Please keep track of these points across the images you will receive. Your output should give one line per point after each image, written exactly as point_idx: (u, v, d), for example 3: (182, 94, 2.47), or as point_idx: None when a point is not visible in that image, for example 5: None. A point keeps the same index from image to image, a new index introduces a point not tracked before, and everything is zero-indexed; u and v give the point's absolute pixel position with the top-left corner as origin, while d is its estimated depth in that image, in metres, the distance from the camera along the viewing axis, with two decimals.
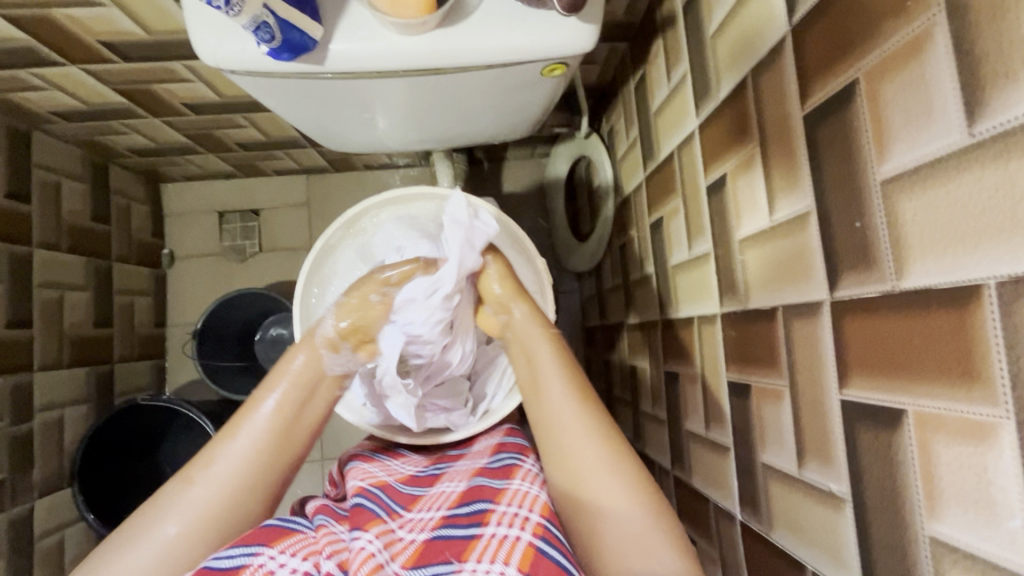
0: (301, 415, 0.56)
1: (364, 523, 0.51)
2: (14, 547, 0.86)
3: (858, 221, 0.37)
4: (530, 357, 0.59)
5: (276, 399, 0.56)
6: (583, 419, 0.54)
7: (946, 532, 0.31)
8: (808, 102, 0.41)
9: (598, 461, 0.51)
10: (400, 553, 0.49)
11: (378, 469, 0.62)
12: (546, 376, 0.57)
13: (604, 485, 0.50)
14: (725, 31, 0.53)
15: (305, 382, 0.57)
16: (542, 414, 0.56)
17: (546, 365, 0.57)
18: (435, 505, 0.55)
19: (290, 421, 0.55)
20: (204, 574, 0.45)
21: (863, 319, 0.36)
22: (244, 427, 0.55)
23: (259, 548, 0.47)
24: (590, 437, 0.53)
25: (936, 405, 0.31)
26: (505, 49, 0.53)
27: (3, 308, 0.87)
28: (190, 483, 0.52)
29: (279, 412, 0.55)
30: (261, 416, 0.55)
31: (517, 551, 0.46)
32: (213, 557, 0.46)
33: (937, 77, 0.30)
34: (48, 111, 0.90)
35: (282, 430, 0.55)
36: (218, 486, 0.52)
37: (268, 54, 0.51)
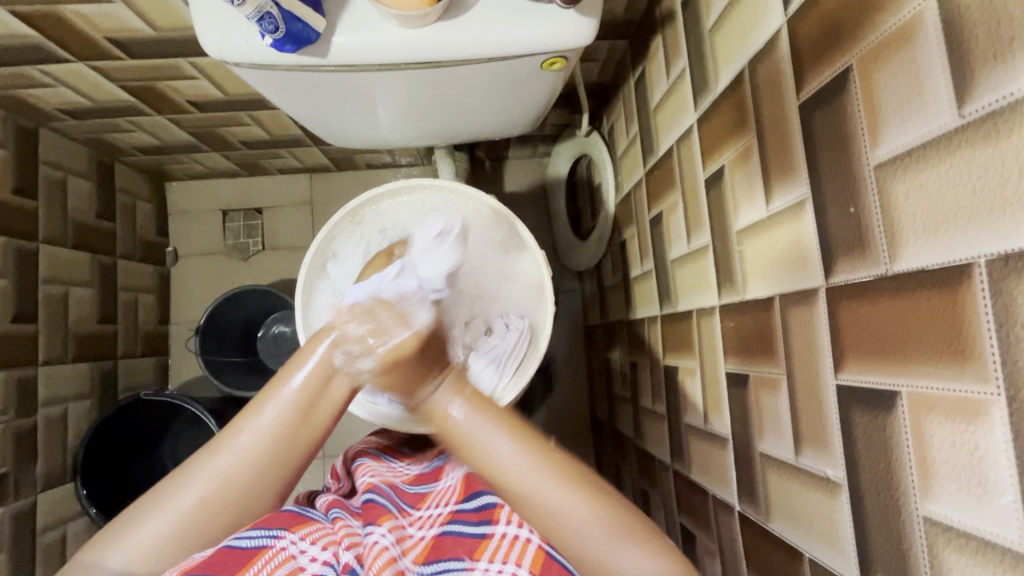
0: (324, 395, 0.53)
1: (376, 519, 0.50)
2: (16, 541, 0.86)
3: (852, 207, 0.37)
4: (445, 418, 0.52)
5: (302, 372, 0.53)
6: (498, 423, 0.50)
7: (940, 512, 0.32)
8: (804, 90, 0.42)
9: (540, 479, 0.47)
10: (411, 548, 0.49)
11: (385, 468, 0.62)
12: (466, 425, 0.51)
13: (537, 489, 0.47)
14: (723, 25, 0.54)
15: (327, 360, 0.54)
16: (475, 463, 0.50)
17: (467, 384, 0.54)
18: (443, 501, 0.55)
19: (312, 400, 0.52)
20: (226, 553, 0.44)
21: (858, 304, 0.37)
22: (269, 402, 0.52)
23: (281, 531, 0.47)
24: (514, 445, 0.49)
25: (929, 385, 0.32)
26: (505, 42, 0.53)
27: (8, 303, 0.88)
28: (210, 454, 0.50)
29: (304, 389, 0.52)
30: (287, 393, 0.52)
31: (528, 552, 0.46)
32: (232, 538, 0.46)
33: (929, 61, 0.31)
34: (55, 109, 0.91)
35: (307, 407, 0.52)
36: (239, 459, 0.50)
37: (272, 46, 0.52)
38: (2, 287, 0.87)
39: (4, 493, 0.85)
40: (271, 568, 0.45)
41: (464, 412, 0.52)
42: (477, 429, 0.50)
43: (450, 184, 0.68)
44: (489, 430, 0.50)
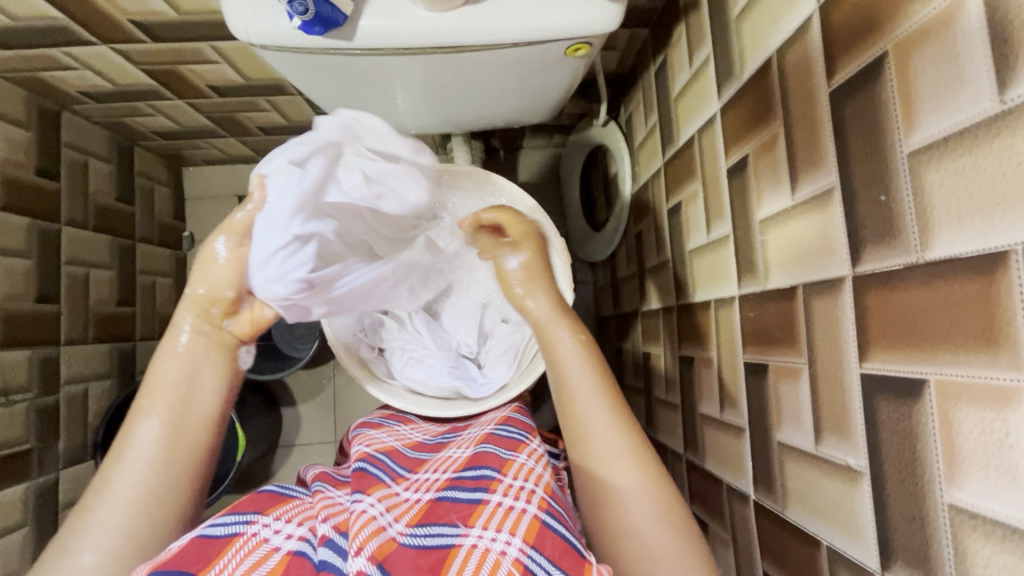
0: (190, 408, 0.54)
1: (366, 488, 0.51)
2: (39, 514, 0.88)
3: (883, 195, 0.37)
4: (559, 360, 0.58)
5: (158, 406, 0.53)
6: (617, 436, 0.52)
7: (967, 499, 0.32)
8: (836, 76, 0.41)
9: (627, 470, 0.50)
10: (404, 514, 0.50)
11: (385, 435, 0.63)
12: (575, 383, 0.56)
13: (621, 473, 0.50)
14: (751, 12, 0.53)
15: (182, 376, 0.54)
16: (575, 424, 0.54)
17: (579, 376, 0.56)
18: (441, 468, 0.57)
19: (179, 422, 0.53)
20: (198, 543, 0.44)
21: (886, 294, 0.37)
22: (130, 451, 0.51)
23: (253, 517, 0.47)
24: (629, 470, 0.50)
25: (961, 373, 0.32)
26: (530, 26, 0.54)
27: (33, 282, 0.89)
28: (92, 509, 0.48)
29: (169, 402, 0.53)
30: (145, 435, 0.51)
31: (523, 522, 0.47)
32: (206, 526, 0.46)
33: (970, 48, 0.30)
34: (77, 92, 0.92)
35: (177, 430, 0.52)
36: (123, 505, 0.48)
37: (300, 29, 0.52)
38: (26, 267, 0.88)
39: (29, 468, 0.87)
40: (243, 552, 0.44)
41: (577, 370, 0.57)
42: (588, 395, 0.55)
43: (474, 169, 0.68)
44: (601, 408, 0.54)
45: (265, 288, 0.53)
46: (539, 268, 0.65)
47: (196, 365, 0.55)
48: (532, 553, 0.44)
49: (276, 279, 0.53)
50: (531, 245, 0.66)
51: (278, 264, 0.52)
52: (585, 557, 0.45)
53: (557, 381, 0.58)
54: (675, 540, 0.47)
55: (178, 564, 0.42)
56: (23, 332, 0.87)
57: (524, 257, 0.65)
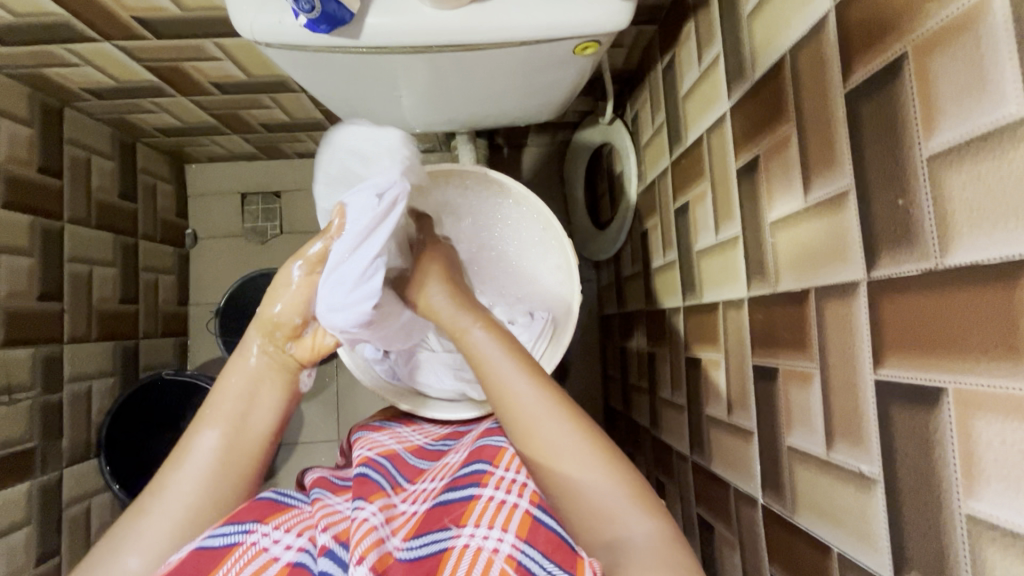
0: (249, 424, 0.54)
1: (367, 495, 0.50)
2: (43, 512, 0.88)
3: (900, 199, 0.36)
4: (475, 348, 0.57)
5: (216, 422, 0.53)
6: (546, 403, 0.51)
7: (985, 509, 0.31)
8: (853, 77, 0.40)
9: (559, 429, 0.49)
10: (401, 526, 0.49)
11: (387, 438, 0.63)
12: (494, 362, 0.55)
13: (553, 431, 0.49)
14: (763, 10, 0.53)
15: (239, 394, 0.56)
16: (501, 400, 0.53)
17: (495, 357, 0.55)
18: (438, 476, 0.57)
19: (235, 435, 0.53)
20: (196, 555, 0.43)
21: (903, 299, 0.36)
22: (187, 461, 0.51)
23: (252, 526, 0.46)
24: (558, 426, 0.49)
25: (980, 382, 0.31)
26: (539, 25, 0.53)
27: (35, 280, 0.89)
28: (141, 515, 0.48)
29: (227, 417, 0.54)
30: (202, 449, 0.52)
31: (514, 517, 0.46)
32: (205, 537, 0.45)
33: (995, 50, 0.30)
34: (80, 88, 0.91)
35: (235, 442, 0.53)
36: (176, 513, 0.48)
37: (306, 27, 0.51)
38: (29, 265, 0.88)
39: (32, 466, 0.87)
40: (242, 562, 0.43)
41: (491, 351, 0.56)
42: (505, 369, 0.54)
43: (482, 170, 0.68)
44: (520, 377, 0.53)
45: (328, 317, 0.58)
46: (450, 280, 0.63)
47: (258, 383, 0.57)
48: (525, 547, 0.43)
49: (340, 307, 0.58)
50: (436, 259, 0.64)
51: (345, 292, 0.57)
52: (574, 547, 0.43)
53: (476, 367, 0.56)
54: (619, 489, 0.45)
55: None
56: (26, 330, 0.87)
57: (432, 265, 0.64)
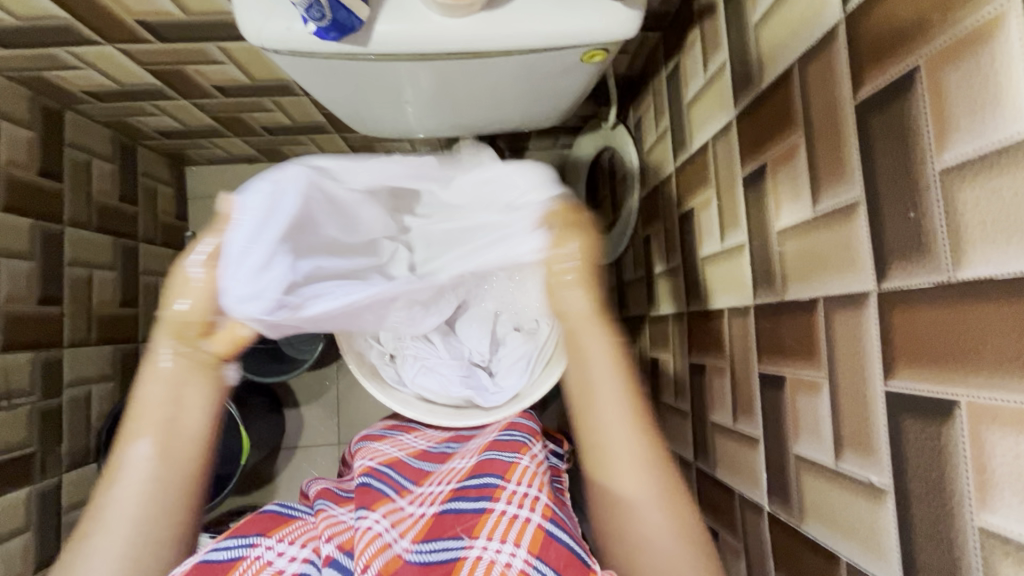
0: (179, 425, 0.51)
1: (370, 504, 0.51)
2: (42, 518, 0.88)
3: (912, 212, 0.36)
4: (582, 374, 0.56)
5: (145, 430, 0.50)
6: (641, 457, 0.52)
7: (998, 522, 0.31)
8: (863, 89, 0.41)
9: (647, 490, 0.51)
10: (409, 529, 0.51)
11: (388, 446, 0.63)
12: (601, 393, 0.55)
13: (636, 486, 0.51)
14: (771, 19, 0.53)
15: (163, 396, 0.51)
16: (597, 437, 0.54)
17: (604, 387, 0.55)
18: (445, 480, 0.56)
19: (166, 440, 0.50)
20: (202, 567, 0.44)
21: (914, 312, 0.36)
22: (122, 474, 0.49)
23: (256, 540, 0.46)
24: (644, 486, 0.51)
25: (993, 396, 0.31)
26: (548, 33, 0.53)
27: (36, 284, 0.88)
28: (90, 536, 0.47)
29: (154, 422, 0.50)
30: (135, 460, 0.49)
31: (527, 532, 0.47)
32: (209, 550, 0.45)
33: (1010, 66, 0.30)
34: (81, 91, 0.90)
35: (169, 448, 0.50)
36: (126, 528, 0.47)
37: (315, 34, 0.51)
38: (29, 269, 0.87)
39: (31, 471, 0.86)
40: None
41: (604, 381, 0.55)
42: (609, 404, 0.54)
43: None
44: (623, 421, 0.54)
45: (238, 308, 0.46)
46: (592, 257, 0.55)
47: (180, 383, 0.51)
48: (538, 563, 0.45)
49: (250, 295, 0.45)
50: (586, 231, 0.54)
51: (251, 275, 0.45)
52: (589, 565, 0.46)
53: (582, 390, 0.56)
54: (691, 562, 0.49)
55: None
56: (26, 334, 0.86)
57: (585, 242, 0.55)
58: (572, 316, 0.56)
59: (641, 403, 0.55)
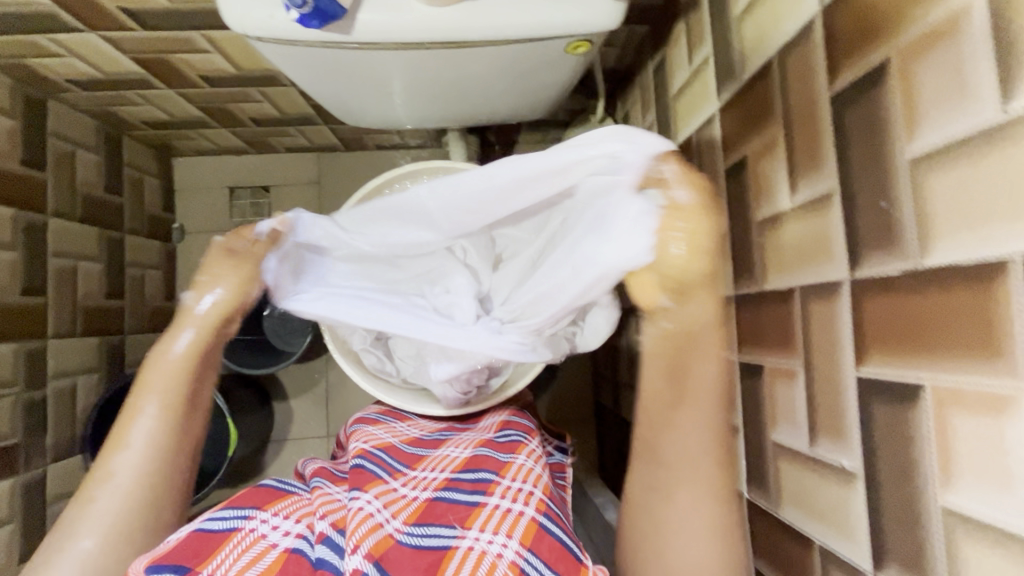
0: (188, 400, 0.56)
1: (363, 485, 0.51)
2: (27, 510, 0.87)
3: (883, 201, 0.37)
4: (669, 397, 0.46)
5: (155, 401, 0.55)
6: (709, 498, 0.47)
7: (960, 502, 0.32)
8: (839, 80, 0.41)
9: (702, 529, 0.47)
10: (401, 510, 0.50)
11: (383, 431, 0.63)
12: (687, 422, 0.47)
13: (692, 522, 0.47)
14: (753, 12, 0.53)
15: (175, 376, 0.56)
16: (671, 465, 0.48)
17: (692, 416, 0.46)
18: (438, 466, 0.56)
19: (173, 414, 0.55)
20: (195, 537, 0.44)
21: (885, 299, 0.37)
22: (131, 436, 0.54)
23: (252, 512, 0.48)
24: (703, 523, 0.47)
25: (955, 379, 0.32)
26: (532, 23, 0.53)
27: (19, 275, 0.87)
28: (91, 499, 0.52)
29: (164, 400, 0.55)
30: (140, 427, 0.54)
31: (520, 525, 0.47)
32: (204, 520, 0.46)
33: (975, 57, 0.31)
34: (64, 80, 0.89)
35: (174, 423, 0.55)
36: (126, 489, 0.52)
37: (297, 22, 0.51)
38: (12, 259, 0.86)
39: (15, 463, 0.85)
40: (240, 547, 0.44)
41: (701, 410, 0.46)
42: (694, 437, 0.47)
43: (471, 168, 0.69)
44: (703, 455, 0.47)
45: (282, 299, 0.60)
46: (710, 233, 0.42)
47: (195, 360, 0.57)
48: (528, 555, 0.45)
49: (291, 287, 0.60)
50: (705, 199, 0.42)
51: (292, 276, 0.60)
52: (581, 561, 0.45)
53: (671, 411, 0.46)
54: None
55: (177, 559, 0.42)
56: (9, 325, 0.85)
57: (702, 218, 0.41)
58: (673, 268, 0.42)
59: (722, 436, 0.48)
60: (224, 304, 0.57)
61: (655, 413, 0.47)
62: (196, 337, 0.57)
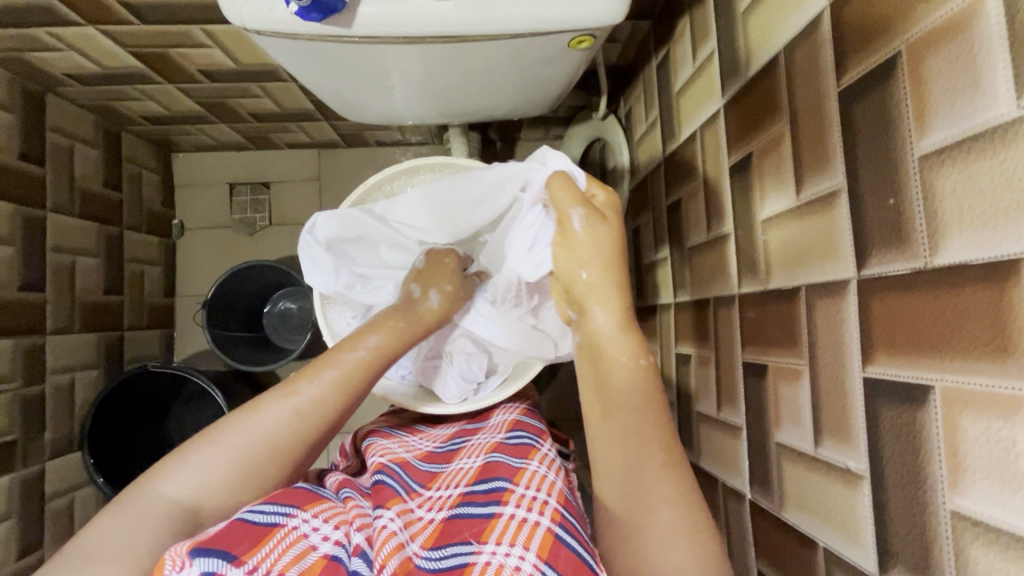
0: (341, 409, 0.53)
1: (385, 502, 0.50)
2: (25, 506, 0.87)
3: (891, 198, 0.37)
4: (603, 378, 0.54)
5: (318, 385, 0.52)
6: (659, 479, 0.47)
7: (969, 505, 0.32)
8: (846, 76, 0.41)
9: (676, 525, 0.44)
10: (419, 533, 0.50)
11: (396, 445, 0.62)
12: (621, 406, 0.51)
13: (650, 499, 0.46)
14: (758, 7, 0.53)
15: (344, 382, 0.54)
16: (605, 445, 0.51)
17: (630, 401, 0.51)
18: (453, 482, 0.56)
19: (326, 411, 0.52)
20: (241, 526, 0.43)
21: (893, 297, 0.36)
22: (271, 408, 0.51)
23: (293, 510, 0.46)
24: (663, 514, 0.45)
25: (965, 380, 0.32)
26: (535, 18, 0.52)
27: (17, 271, 0.87)
28: (224, 432, 0.49)
29: (328, 391, 0.53)
30: (293, 403, 0.51)
31: (536, 535, 0.46)
32: (248, 511, 0.44)
33: (989, 51, 0.30)
34: (63, 74, 0.89)
35: (318, 421, 0.52)
36: (239, 455, 0.48)
37: (297, 15, 0.50)
38: (10, 254, 0.86)
39: (13, 459, 0.85)
40: (285, 544, 0.43)
41: (631, 390, 0.52)
42: (629, 422, 0.50)
43: (474, 163, 0.67)
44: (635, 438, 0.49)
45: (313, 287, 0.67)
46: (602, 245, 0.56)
47: (362, 370, 0.55)
48: (546, 568, 0.44)
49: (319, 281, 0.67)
50: (584, 206, 0.56)
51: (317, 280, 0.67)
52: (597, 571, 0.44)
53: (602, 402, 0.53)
54: None
55: (220, 543, 0.40)
56: (6, 321, 0.85)
57: (593, 234, 0.56)
58: (579, 286, 0.57)
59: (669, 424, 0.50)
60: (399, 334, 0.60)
61: (595, 431, 0.53)
62: (370, 355, 0.56)
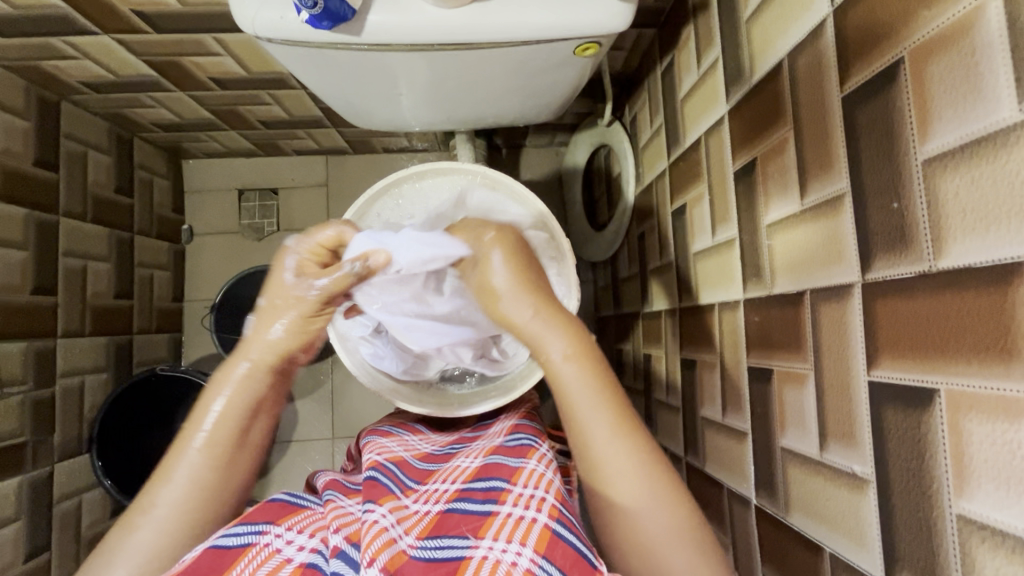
0: (245, 431, 0.52)
1: (377, 498, 0.50)
2: (34, 507, 0.88)
3: (896, 202, 0.37)
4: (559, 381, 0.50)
5: (211, 420, 0.51)
6: (632, 461, 0.47)
7: (975, 509, 0.32)
8: (850, 82, 0.41)
9: (649, 496, 0.46)
10: (413, 524, 0.50)
11: (395, 443, 0.63)
12: (580, 399, 0.49)
13: (626, 481, 0.46)
14: (762, 14, 0.53)
15: (243, 402, 0.52)
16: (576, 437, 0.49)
17: (582, 397, 0.49)
18: (449, 478, 0.56)
19: (233, 437, 0.51)
20: (211, 553, 0.44)
21: (896, 302, 0.37)
22: (179, 465, 0.50)
23: (266, 527, 0.48)
24: (645, 489, 0.46)
25: (971, 383, 0.32)
26: (541, 25, 0.53)
27: (30, 274, 0.88)
28: (136, 526, 0.48)
29: (223, 421, 0.51)
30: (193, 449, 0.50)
31: (534, 531, 0.46)
32: (219, 537, 0.46)
33: (990, 56, 0.30)
34: (78, 82, 0.91)
35: (224, 452, 0.51)
36: (165, 522, 0.48)
37: (308, 23, 0.51)
38: (23, 258, 0.87)
39: (23, 461, 0.86)
40: (255, 563, 0.44)
41: (579, 388, 0.49)
42: (593, 413, 0.48)
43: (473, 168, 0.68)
44: (603, 423, 0.48)
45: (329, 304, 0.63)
46: (517, 263, 0.55)
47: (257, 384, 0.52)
48: (543, 562, 0.44)
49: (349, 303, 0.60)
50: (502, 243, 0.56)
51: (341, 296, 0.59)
52: (596, 566, 0.44)
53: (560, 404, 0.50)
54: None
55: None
56: (19, 323, 0.86)
57: (512, 263, 0.55)
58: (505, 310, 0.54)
59: (621, 399, 0.50)
60: (282, 344, 0.52)
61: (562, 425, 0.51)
62: (249, 374, 0.52)
